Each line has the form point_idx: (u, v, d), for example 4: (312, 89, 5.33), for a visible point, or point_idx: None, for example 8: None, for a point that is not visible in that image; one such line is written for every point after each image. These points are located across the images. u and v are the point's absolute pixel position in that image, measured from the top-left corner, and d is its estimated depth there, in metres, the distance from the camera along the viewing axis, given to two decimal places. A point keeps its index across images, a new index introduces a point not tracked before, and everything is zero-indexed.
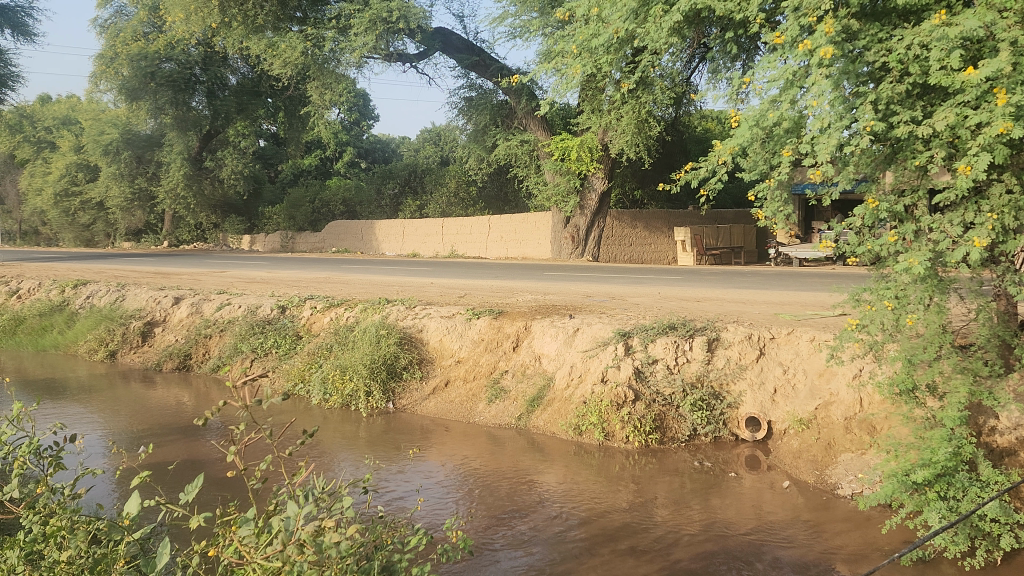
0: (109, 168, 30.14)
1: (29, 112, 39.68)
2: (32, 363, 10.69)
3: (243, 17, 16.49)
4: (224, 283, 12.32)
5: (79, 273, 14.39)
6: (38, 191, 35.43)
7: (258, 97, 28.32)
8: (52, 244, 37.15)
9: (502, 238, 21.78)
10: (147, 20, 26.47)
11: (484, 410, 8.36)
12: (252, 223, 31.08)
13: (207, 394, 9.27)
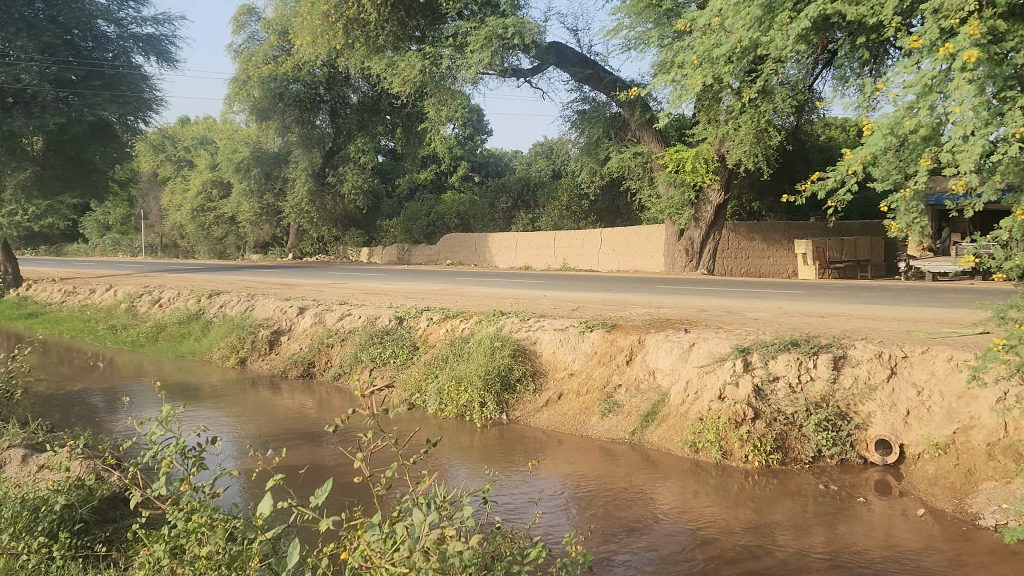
0: (241, 185, 31.94)
1: (171, 133, 42.58)
2: (170, 367, 11.41)
3: (365, 38, 17.13)
4: (345, 294, 12.79)
5: (214, 284, 15.27)
6: (177, 206, 37.94)
7: (378, 115, 29.10)
8: (189, 256, 39.69)
9: (614, 251, 21.64)
10: (276, 44, 27.66)
11: (597, 424, 8.29)
12: (371, 236, 32.12)
13: (328, 401, 9.61)
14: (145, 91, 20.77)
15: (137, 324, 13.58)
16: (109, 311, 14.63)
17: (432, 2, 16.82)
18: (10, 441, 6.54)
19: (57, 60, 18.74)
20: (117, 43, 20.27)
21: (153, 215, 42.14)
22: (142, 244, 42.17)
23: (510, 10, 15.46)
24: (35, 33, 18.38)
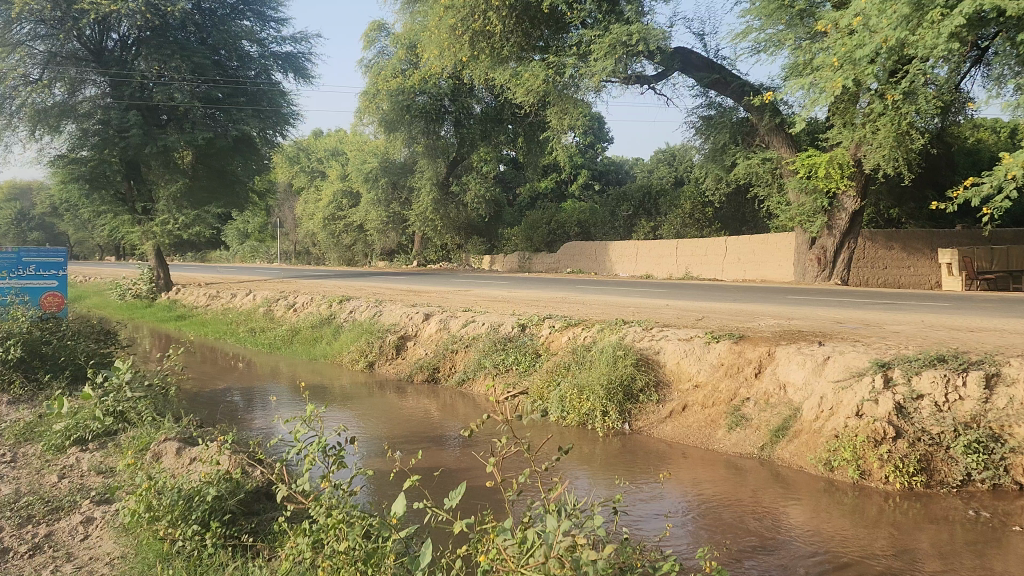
0: (369, 194, 33.22)
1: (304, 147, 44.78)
2: (304, 369, 11.95)
3: (489, 50, 17.41)
4: (469, 301, 13.04)
5: (345, 290, 15.90)
6: (310, 215, 39.83)
7: (500, 125, 29.47)
8: (320, 263, 41.57)
9: (740, 259, 21.09)
10: (405, 57, 28.04)
11: (723, 437, 8.07)
12: (492, 244, 32.62)
13: (452, 406, 9.80)
14: (282, 107, 21.88)
15: (274, 328, 14.31)
16: (249, 314, 15.51)
17: (555, 12, 16.95)
18: (165, 435, 7.02)
19: (206, 79, 20.08)
20: (259, 61, 21.48)
21: (288, 223, 44.41)
22: (277, 251, 44.53)
23: (635, 18, 15.34)
24: (187, 54, 19.73)
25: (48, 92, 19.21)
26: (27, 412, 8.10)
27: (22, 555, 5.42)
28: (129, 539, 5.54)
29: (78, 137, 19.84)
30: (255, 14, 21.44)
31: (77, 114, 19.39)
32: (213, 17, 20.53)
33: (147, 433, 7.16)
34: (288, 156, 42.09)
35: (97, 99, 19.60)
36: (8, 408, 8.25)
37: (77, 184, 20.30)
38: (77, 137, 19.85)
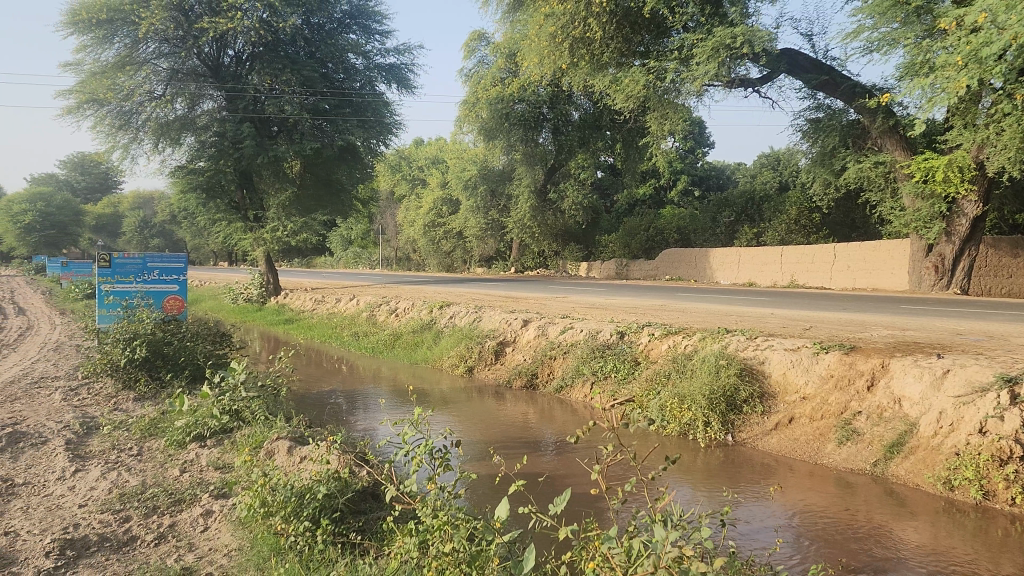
0: (469, 202, 33.80)
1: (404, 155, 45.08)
2: (405, 373, 12.22)
3: (589, 56, 17.42)
4: (567, 308, 13.04)
5: (444, 295, 16.19)
6: (411, 222, 40.79)
7: (599, 131, 29.33)
8: (420, 269, 42.51)
9: (848, 267, 20.31)
10: (504, 66, 28.32)
11: (833, 451, 7.78)
12: (590, 251, 32.57)
13: (551, 412, 9.81)
14: (386, 117, 22.43)
15: (377, 332, 14.70)
16: (354, 319, 16.00)
17: (656, 17, 16.79)
18: (277, 434, 7.32)
19: (315, 92, 20.86)
20: (364, 74, 22.12)
21: (390, 231, 45.64)
22: (380, 258, 45.80)
23: (739, 20, 15.04)
24: (297, 68, 20.55)
25: (170, 107, 20.44)
26: (152, 409, 8.60)
27: (149, 543, 5.74)
28: (245, 532, 5.78)
29: (196, 149, 21.00)
30: (361, 27, 22.09)
31: (196, 127, 20.68)
32: (322, 32, 21.29)
33: (261, 431, 7.48)
34: (391, 165, 43.31)
35: (214, 112, 20.78)
36: (135, 404, 8.79)
37: (196, 193, 21.54)
38: (195, 149, 21.01)
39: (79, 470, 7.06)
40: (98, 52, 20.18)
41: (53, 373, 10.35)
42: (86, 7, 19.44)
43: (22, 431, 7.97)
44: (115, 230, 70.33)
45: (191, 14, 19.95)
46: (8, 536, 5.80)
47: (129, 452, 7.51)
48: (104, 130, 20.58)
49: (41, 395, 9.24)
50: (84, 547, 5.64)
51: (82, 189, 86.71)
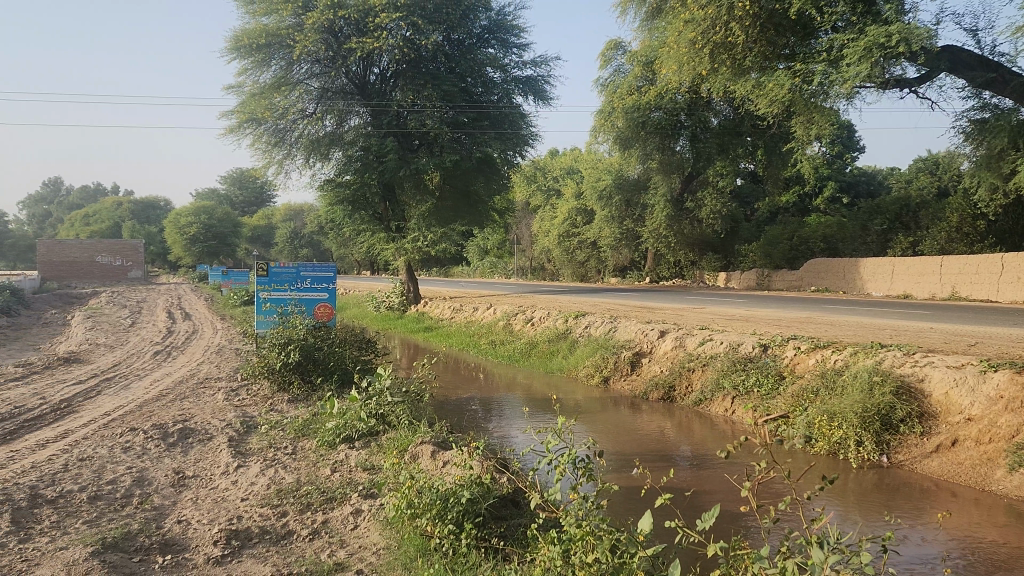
0: (604, 211, 33.80)
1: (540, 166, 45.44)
2: (540, 382, 12.30)
3: (731, 61, 17.00)
4: (706, 318, 12.76)
5: (579, 305, 16.21)
6: (546, 232, 41.19)
7: (739, 138, 28.49)
8: (554, 278, 42.76)
9: (1020, 278, 18.67)
10: (641, 74, 28.06)
11: (1003, 479, 7.10)
12: (729, 260, 31.75)
13: (689, 425, 9.59)
14: (522, 128, 22.67)
15: (513, 340, 14.90)
16: (491, 327, 16.27)
17: (804, 18, 15.93)
18: (421, 438, 7.55)
19: (454, 106, 21.43)
20: (502, 86, 22.46)
21: (525, 240, 46.17)
22: (515, 267, 46.45)
23: (895, 17, 14.30)
24: (438, 83, 21.20)
25: (320, 124, 21.63)
26: (304, 410, 9.09)
27: (304, 537, 6.06)
28: (392, 532, 5.99)
29: (343, 164, 22.09)
30: (499, 41, 22.47)
31: (343, 143, 21.90)
32: (461, 47, 21.85)
33: (406, 435, 7.74)
34: (526, 176, 43.95)
35: (360, 128, 21.82)
36: (289, 406, 9.33)
37: (342, 205, 22.61)
38: (342, 163, 22.08)
39: (241, 466, 7.55)
40: (257, 74, 21.64)
41: (217, 374, 11.15)
42: (246, 33, 20.92)
43: (191, 427, 8.62)
44: (269, 240, 74.91)
45: (341, 35, 21.02)
46: (180, 524, 6.28)
47: (285, 450, 7.97)
48: (261, 147, 22.11)
49: (207, 394, 9.97)
50: (247, 538, 6.02)
51: (240, 203, 92.93)
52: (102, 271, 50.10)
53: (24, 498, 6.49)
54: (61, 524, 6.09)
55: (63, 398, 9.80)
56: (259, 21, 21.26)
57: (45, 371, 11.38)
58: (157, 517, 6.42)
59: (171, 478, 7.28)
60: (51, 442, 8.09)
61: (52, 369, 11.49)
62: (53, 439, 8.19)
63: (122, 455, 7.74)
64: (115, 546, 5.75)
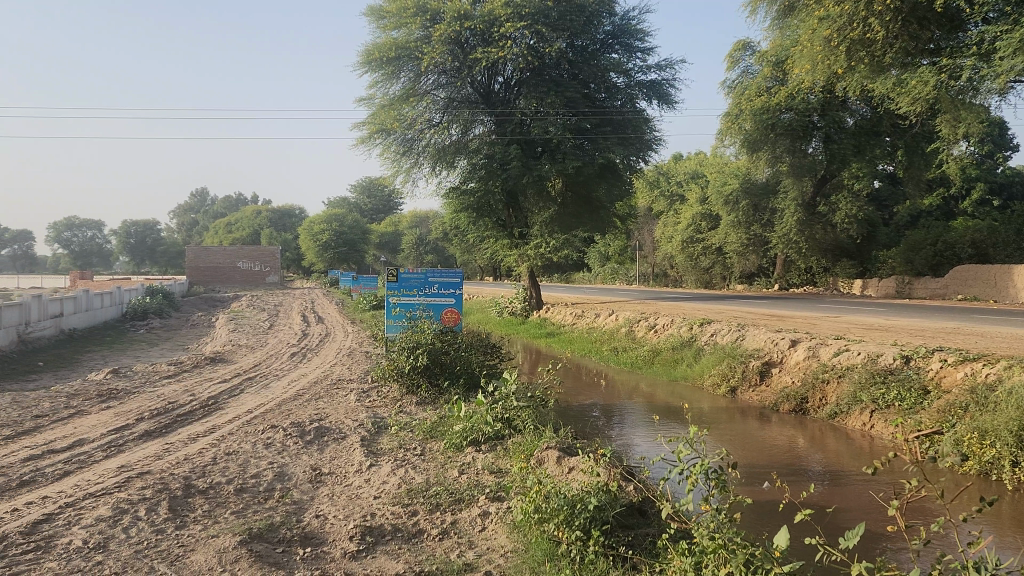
0: (730, 217, 33.04)
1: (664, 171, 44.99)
2: (664, 390, 12.12)
3: (870, 59, 16.14)
4: (841, 328, 12.23)
5: (705, 312, 15.89)
6: (669, 238, 40.61)
7: (877, 138, 27.47)
8: (678, 285, 42.06)
9: None
10: (771, 74, 27.23)
11: None
12: (864, 267, 30.26)
13: (823, 440, 9.17)
14: (646, 134, 22.33)
15: (636, 348, 14.74)
16: (613, 334, 16.17)
17: (951, 10, 15.33)
18: (547, 444, 7.60)
19: (577, 112, 21.54)
20: (625, 91, 22.20)
21: (647, 246, 45.61)
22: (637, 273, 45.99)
23: None
24: (561, 90, 21.33)
25: (447, 134, 22.25)
26: (432, 412, 9.33)
27: (434, 536, 6.20)
28: (519, 536, 6.05)
29: (468, 171, 22.60)
30: (624, 47, 22.34)
31: (469, 151, 22.29)
32: (585, 53, 21.84)
33: (532, 440, 7.80)
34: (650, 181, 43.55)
35: (484, 136, 22.31)
36: (418, 408, 9.62)
37: (467, 212, 23.09)
38: (467, 170, 22.59)
39: (373, 465, 7.83)
40: (387, 86, 22.54)
41: (348, 376, 11.61)
42: (377, 47, 21.79)
43: (327, 426, 9.02)
44: (396, 247, 77.34)
45: (467, 46, 21.49)
46: (318, 519, 6.57)
47: (414, 451, 8.20)
48: (391, 156, 23.06)
49: (340, 395, 10.41)
50: (381, 535, 6.23)
51: (369, 210, 96.39)
52: (243, 276, 53.14)
53: (179, 487, 6.97)
54: (212, 513, 6.51)
55: (211, 395, 10.48)
56: (389, 35, 22.16)
57: (195, 370, 12.18)
58: (297, 510, 6.75)
59: (308, 474, 7.63)
60: (201, 437, 8.67)
61: (200, 368, 12.29)
62: (203, 434, 8.78)
63: (263, 450, 8.19)
64: (260, 536, 6.09)
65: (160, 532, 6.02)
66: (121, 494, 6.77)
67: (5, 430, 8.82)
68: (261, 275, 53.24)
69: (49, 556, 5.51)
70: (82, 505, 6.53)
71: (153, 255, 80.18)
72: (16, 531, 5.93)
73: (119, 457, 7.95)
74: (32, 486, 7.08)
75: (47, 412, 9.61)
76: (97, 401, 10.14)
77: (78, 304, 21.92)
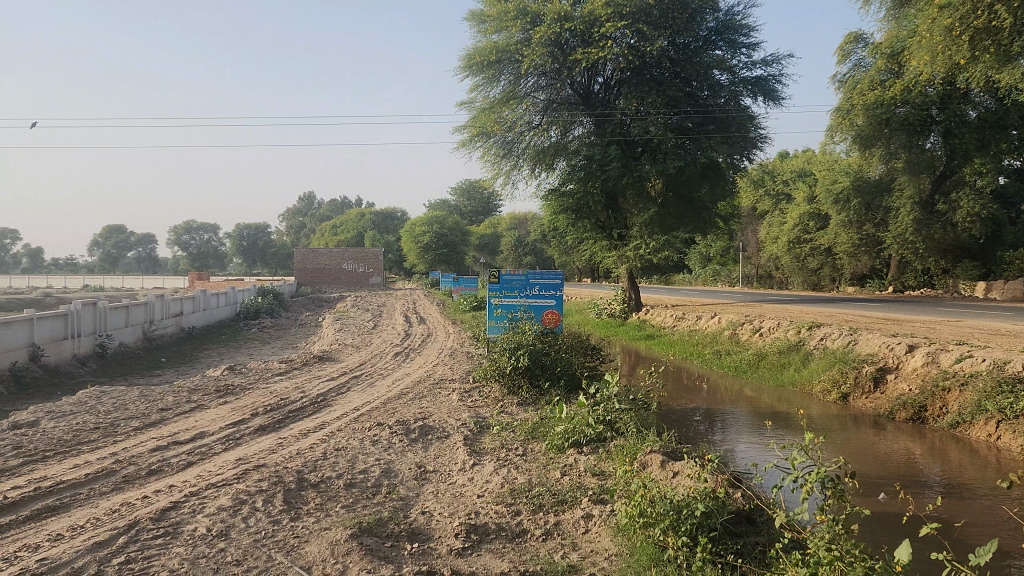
0: (840, 216, 31.87)
1: (770, 170, 43.67)
2: (771, 396, 11.78)
3: (995, 47, 15.17)
4: (963, 333, 11.58)
5: (814, 315, 15.38)
6: (774, 239, 39.49)
7: (1004, 131, 25.45)
8: (784, 287, 40.86)
9: None
10: (885, 67, 26.07)
11: None
12: (988, 268, 28.55)
13: (944, 451, 8.69)
14: (751, 131, 21.72)
15: (740, 351, 14.39)
16: (716, 337, 15.85)
17: None
18: (651, 447, 7.52)
19: (679, 111, 21.22)
20: (729, 88, 21.48)
21: (751, 247, 44.47)
22: (740, 275, 44.85)
23: None
24: (663, 89, 21.10)
25: (546, 136, 22.40)
26: (533, 413, 9.38)
27: (538, 537, 6.23)
28: (624, 540, 6.01)
29: (567, 173, 22.47)
30: (728, 43, 21.78)
31: (568, 152, 22.38)
32: (687, 51, 21.49)
33: (634, 443, 7.74)
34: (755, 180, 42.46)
35: (585, 137, 22.33)
36: (519, 409, 9.69)
37: (567, 213, 23.27)
38: (566, 172, 22.53)
39: (476, 464, 7.94)
40: (488, 90, 22.94)
41: (450, 376, 11.81)
42: (479, 51, 22.22)
43: (430, 424, 9.20)
44: (495, 249, 78.05)
45: (567, 47, 21.52)
46: (424, 515, 6.71)
47: (516, 451, 8.27)
48: (491, 159, 23.49)
49: (443, 394, 10.61)
50: (485, 533, 6.30)
51: (468, 212, 97.60)
52: (348, 277, 54.77)
53: (293, 480, 7.26)
54: (323, 506, 6.74)
55: (320, 392, 10.85)
56: (490, 39, 22.50)
57: (305, 368, 12.66)
58: (404, 506, 6.91)
59: (414, 471, 7.80)
60: (312, 432, 9.00)
61: (310, 366, 12.75)
62: (313, 429, 9.11)
63: (371, 447, 8.43)
64: (370, 530, 6.27)
65: (276, 523, 6.27)
66: (240, 484, 7.10)
67: (133, 422, 9.40)
68: (364, 276, 54.80)
69: (177, 541, 5.84)
70: (204, 494, 6.89)
71: (264, 257, 83.66)
72: (147, 517, 6.31)
73: (236, 450, 8.34)
74: (159, 475, 7.51)
75: (171, 406, 10.18)
76: (216, 396, 10.68)
77: (197, 304, 23.23)
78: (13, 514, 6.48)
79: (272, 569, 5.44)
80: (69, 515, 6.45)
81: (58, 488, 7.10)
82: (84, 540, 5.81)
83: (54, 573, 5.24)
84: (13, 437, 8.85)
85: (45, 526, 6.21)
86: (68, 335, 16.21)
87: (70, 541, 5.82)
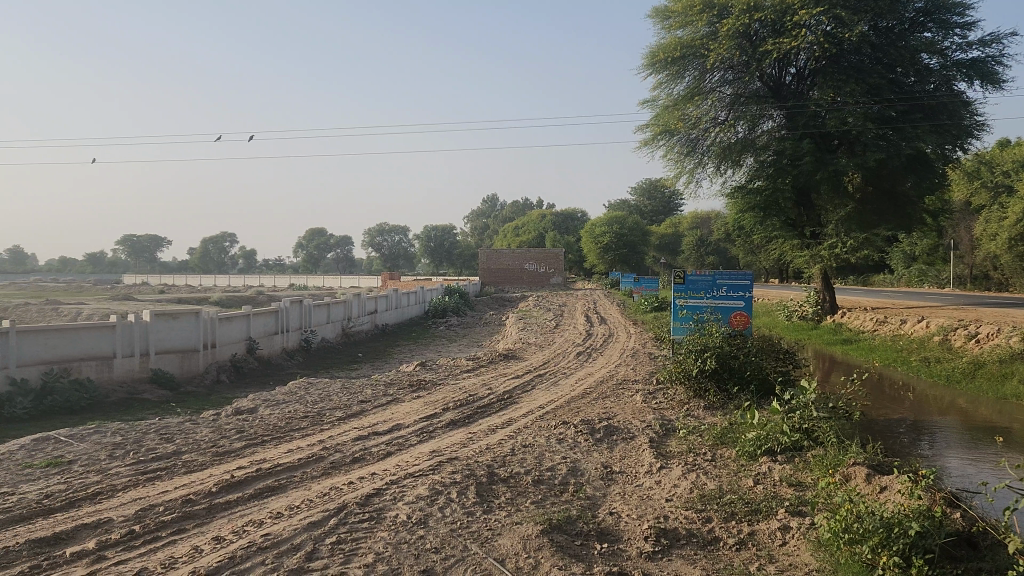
0: None
1: (987, 161, 39.78)
2: (990, 409, 10.69)
3: None
4: None
5: None
6: (991, 236, 35.92)
7: None
8: (1003, 288, 37.07)
9: None
10: None
11: None
12: None
13: None
14: (965, 119, 19.65)
15: (953, 359, 13.19)
16: (924, 343, 14.65)
17: None
18: (854, 460, 7.07)
19: (880, 100, 19.77)
20: (940, 73, 19.79)
21: (964, 245, 40.73)
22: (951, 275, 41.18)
23: None
24: (863, 77, 19.74)
25: (733, 131, 21.80)
26: (721, 418, 9.11)
27: (731, 546, 6.04)
28: (826, 555, 5.69)
29: (755, 169, 21.90)
30: (938, 24, 20.01)
31: (756, 148, 21.58)
32: (891, 35, 20.03)
33: (836, 455, 7.31)
34: (969, 172, 38.84)
35: (774, 131, 21.48)
36: (706, 413, 9.46)
37: (752, 211, 22.68)
38: (755, 168, 21.89)
39: (664, 467, 7.82)
40: (672, 86, 22.92)
41: (634, 376, 11.73)
42: (663, 48, 22.24)
43: (615, 425, 9.18)
44: (676, 248, 76.70)
45: (756, 38, 20.77)
46: (612, 516, 6.69)
47: (704, 456, 8.07)
48: (675, 157, 23.39)
49: (626, 395, 10.56)
50: (676, 538, 6.20)
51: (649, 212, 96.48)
52: (529, 278, 55.93)
53: (484, 474, 7.50)
54: (514, 501, 6.91)
55: (506, 389, 11.15)
56: (674, 35, 22.26)
57: (490, 365, 13.05)
58: (592, 506, 6.93)
59: (600, 471, 7.81)
60: (499, 428, 9.26)
61: (495, 364, 13.14)
62: (501, 425, 9.37)
63: (557, 445, 8.53)
64: (559, 527, 6.34)
65: (470, 515, 6.50)
66: (436, 476, 7.43)
67: (337, 412, 10.11)
68: (545, 277, 55.74)
69: (381, 526, 6.20)
70: (403, 483, 7.27)
71: (450, 257, 87.14)
72: (353, 501, 6.75)
73: (430, 442, 8.74)
74: (362, 463, 8.02)
75: (370, 398, 10.85)
76: (409, 391, 11.25)
77: (390, 302, 24.72)
78: (239, 492, 7.16)
79: (468, 559, 5.65)
80: (286, 496, 7.03)
81: (275, 470, 7.76)
82: (300, 520, 6.31)
83: (276, 548, 5.74)
84: (236, 422, 9.79)
85: (266, 504, 6.81)
86: (279, 330, 17.76)
87: (288, 519, 6.35)
